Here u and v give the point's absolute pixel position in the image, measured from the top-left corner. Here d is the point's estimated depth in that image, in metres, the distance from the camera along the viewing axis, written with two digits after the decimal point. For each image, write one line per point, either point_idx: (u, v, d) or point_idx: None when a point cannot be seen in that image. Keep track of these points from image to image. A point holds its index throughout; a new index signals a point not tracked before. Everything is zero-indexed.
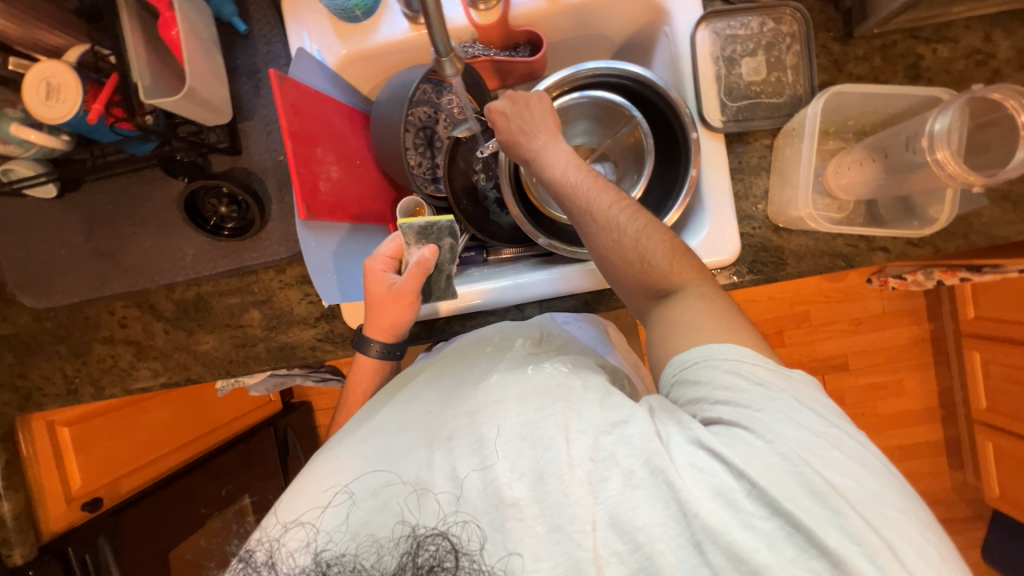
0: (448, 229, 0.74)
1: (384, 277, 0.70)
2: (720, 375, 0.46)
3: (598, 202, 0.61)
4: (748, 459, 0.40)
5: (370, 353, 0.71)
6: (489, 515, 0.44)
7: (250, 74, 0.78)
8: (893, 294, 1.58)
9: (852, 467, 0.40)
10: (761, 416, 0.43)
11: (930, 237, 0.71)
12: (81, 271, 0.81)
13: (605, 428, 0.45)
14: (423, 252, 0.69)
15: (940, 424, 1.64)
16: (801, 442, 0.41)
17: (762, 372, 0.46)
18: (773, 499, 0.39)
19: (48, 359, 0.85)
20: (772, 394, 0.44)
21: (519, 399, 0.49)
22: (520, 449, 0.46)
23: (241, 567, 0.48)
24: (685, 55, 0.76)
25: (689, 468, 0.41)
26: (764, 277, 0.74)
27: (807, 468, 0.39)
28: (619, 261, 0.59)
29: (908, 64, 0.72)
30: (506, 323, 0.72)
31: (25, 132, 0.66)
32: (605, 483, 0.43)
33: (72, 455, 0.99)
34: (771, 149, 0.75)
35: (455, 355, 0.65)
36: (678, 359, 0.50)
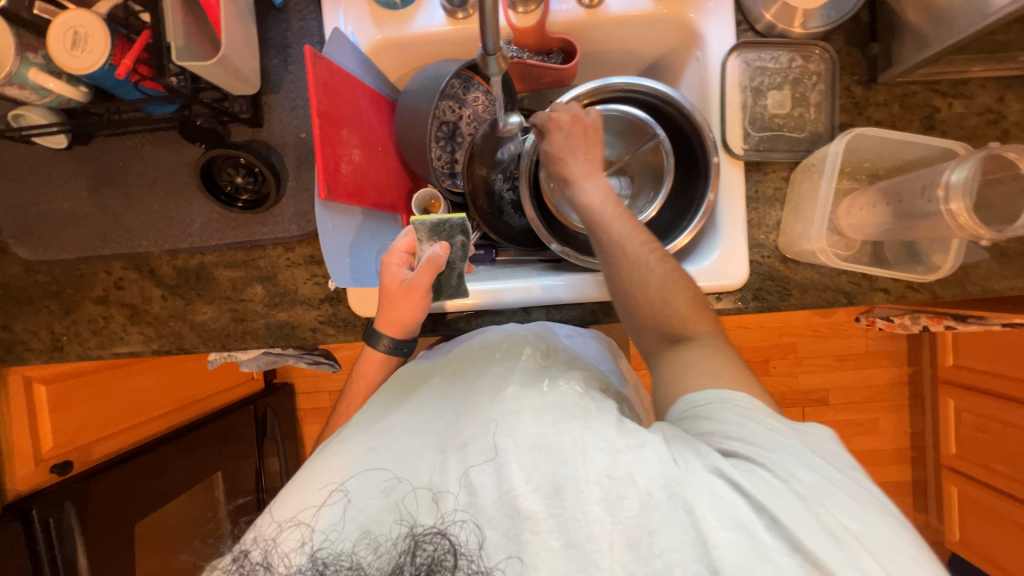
0: (460, 227, 0.71)
1: (397, 272, 0.69)
2: (733, 414, 0.47)
3: (629, 238, 0.63)
4: (769, 496, 0.41)
5: (377, 347, 0.70)
6: (504, 525, 0.44)
7: (281, 48, 0.77)
8: (878, 334, 1.63)
9: (862, 512, 0.41)
10: (777, 457, 0.44)
11: (930, 283, 0.73)
12: (83, 227, 0.79)
13: (622, 448, 0.45)
14: (434, 249, 0.67)
15: (910, 465, 1.68)
16: (815, 486, 0.42)
17: (777, 420, 0.47)
18: (795, 537, 0.39)
19: (36, 314, 0.82)
20: (782, 438, 0.46)
21: (536, 412, 0.49)
22: (535, 461, 0.45)
23: (234, 566, 0.47)
24: (714, 80, 0.77)
25: (710, 497, 0.42)
26: (768, 306, 0.76)
27: (825, 511, 0.40)
28: (639, 297, 0.61)
29: (924, 115, 0.75)
30: (512, 329, 0.72)
31: (43, 78, 0.65)
32: (622, 502, 0.43)
33: (44, 414, 0.96)
34: (788, 181, 0.77)
35: (462, 360, 0.66)
36: (691, 396, 0.51)
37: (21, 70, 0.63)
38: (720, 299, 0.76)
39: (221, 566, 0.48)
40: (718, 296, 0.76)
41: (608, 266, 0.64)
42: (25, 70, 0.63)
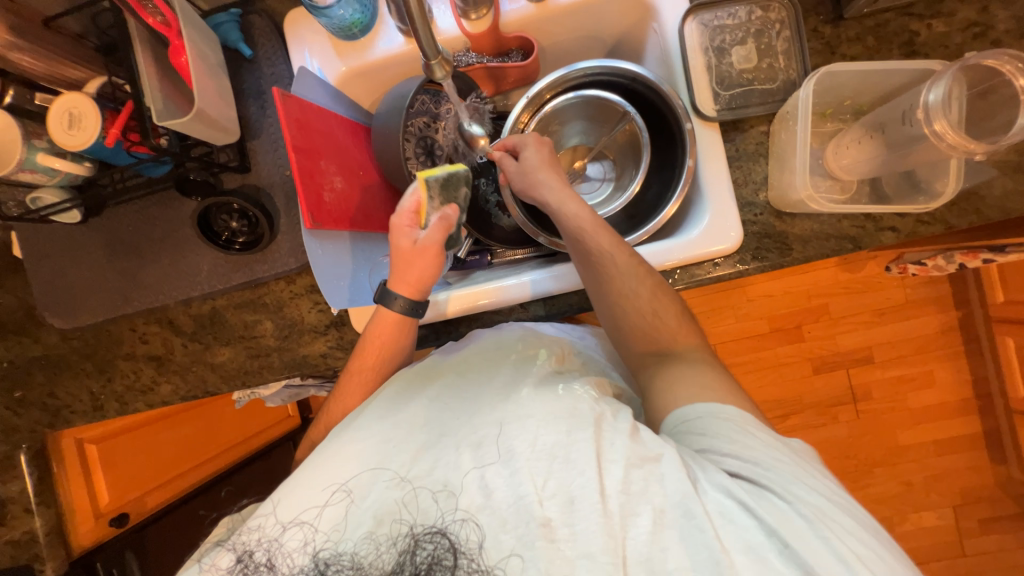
0: (463, 179, 0.74)
1: (409, 234, 0.68)
2: (726, 430, 0.50)
3: (617, 252, 0.66)
4: (776, 519, 0.44)
5: (393, 308, 0.68)
6: (519, 530, 0.46)
7: (257, 95, 0.82)
8: (914, 281, 1.53)
9: (865, 533, 0.44)
10: (778, 478, 0.46)
11: (941, 214, 0.69)
12: (105, 291, 0.85)
13: (637, 461, 0.47)
14: (447, 211, 0.69)
15: (976, 415, 1.56)
16: (819, 507, 0.45)
17: (775, 441, 0.50)
18: (804, 560, 0.42)
19: (75, 378, 0.88)
20: (782, 458, 0.48)
21: (548, 417, 0.50)
22: (551, 468, 0.47)
23: (242, 565, 0.50)
24: (675, 48, 0.76)
25: (723, 519, 0.44)
26: (770, 264, 0.73)
27: (832, 537, 0.43)
28: (629, 310, 0.65)
29: (904, 41, 0.72)
30: (528, 330, 0.71)
31: (51, 160, 0.71)
32: (636, 519, 0.45)
33: (100, 470, 1.02)
34: (768, 134, 0.75)
35: (476, 360, 0.63)
36: (681, 411, 0.54)
37: (29, 155, 0.69)
38: (717, 265, 0.74)
39: (226, 556, 0.50)
40: (715, 262, 0.74)
41: (594, 278, 0.67)
42: (34, 155, 0.70)
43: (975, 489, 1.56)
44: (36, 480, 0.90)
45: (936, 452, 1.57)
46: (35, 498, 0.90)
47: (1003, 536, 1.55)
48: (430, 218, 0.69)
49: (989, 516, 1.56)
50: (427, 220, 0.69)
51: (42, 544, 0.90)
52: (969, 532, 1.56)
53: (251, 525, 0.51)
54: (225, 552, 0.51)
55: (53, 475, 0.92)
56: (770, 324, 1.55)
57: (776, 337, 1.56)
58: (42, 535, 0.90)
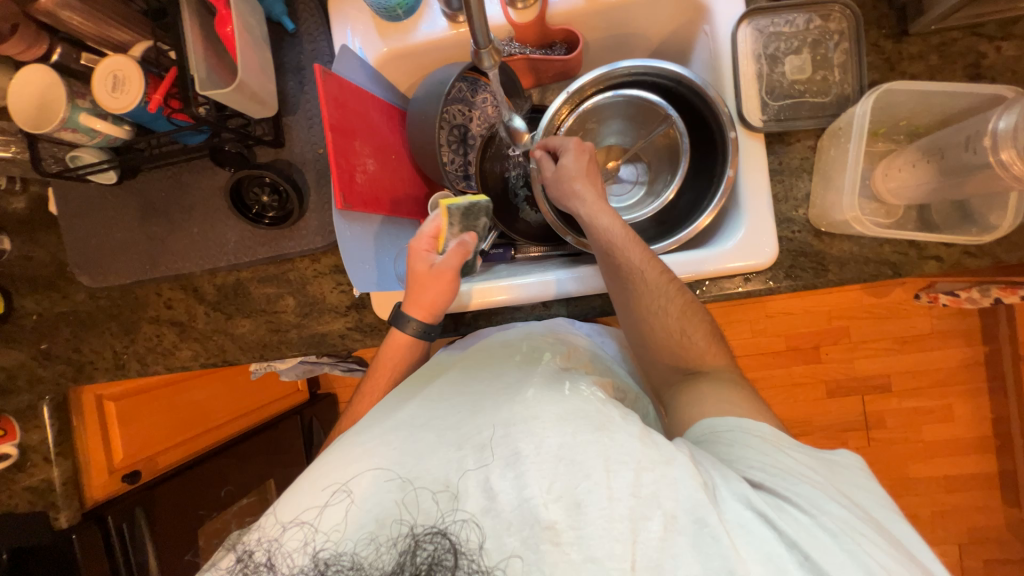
0: (484, 210, 0.76)
1: (426, 257, 0.70)
2: (755, 444, 0.51)
3: (647, 270, 0.65)
4: (799, 532, 0.42)
5: (406, 330, 0.69)
6: (523, 532, 0.45)
7: (296, 70, 0.82)
8: (943, 312, 1.48)
9: (896, 552, 0.42)
10: (803, 491, 0.46)
11: (990, 247, 0.66)
12: (134, 254, 0.86)
13: (648, 465, 0.45)
14: (466, 238, 0.71)
15: (993, 454, 1.52)
16: (847, 522, 0.44)
17: (796, 452, 0.51)
18: (825, 574, 0.41)
19: (100, 336, 0.90)
20: (808, 472, 0.49)
21: (557, 419, 0.49)
22: (556, 470, 0.46)
23: (241, 565, 0.48)
24: (726, 53, 0.74)
25: (740, 529, 0.43)
26: (803, 283, 0.71)
27: (862, 553, 0.41)
28: (654, 325, 0.65)
29: (969, 63, 0.68)
30: (534, 329, 0.72)
31: (93, 121, 0.71)
32: (646, 522, 0.43)
33: (115, 427, 1.04)
34: (815, 149, 0.72)
35: (482, 356, 0.65)
36: (710, 421, 0.56)
37: (72, 115, 0.70)
38: (748, 280, 0.72)
39: (231, 556, 0.50)
40: (746, 276, 0.72)
41: (620, 293, 0.67)
42: (76, 114, 0.70)
43: (984, 529, 1.52)
44: (56, 433, 0.93)
45: (947, 488, 1.53)
46: (53, 449, 0.93)
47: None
48: (448, 243, 0.71)
49: (995, 557, 1.52)
50: (445, 246, 0.71)
51: (58, 494, 0.93)
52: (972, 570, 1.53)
53: (253, 526, 0.51)
54: (228, 554, 0.50)
55: (72, 428, 0.96)
56: (788, 343, 1.52)
57: (793, 356, 1.53)
58: (59, 485, 0.93)
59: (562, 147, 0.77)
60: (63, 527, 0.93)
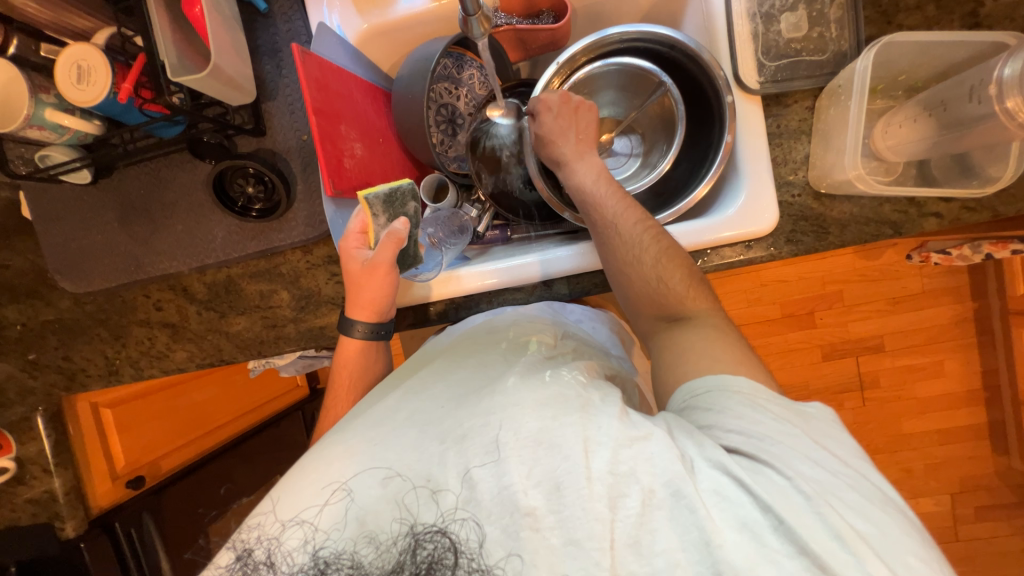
0: (411, 193, 0.71)
1: (358, 255, 0.69)
2: (732, 405, 0.49)
3: (624, 217, 0.66)
4: (774, 496, 0.41)
5: (354, 334, 0.71)
6: (503, 521, 0.44)
7: (272, 53, 0.78)
8: (934, 271, 1.50)
9: (870, 508, 0.42)
10: (778, 452, 0.45)
11: (988, 200, 0.66)
12: (118, 256, 0.83)
13: (626, 441, 0.45)
14: (394, 225, 0.67)
15: (983, 406, 1.56)
16: (822, 484, 0.43)
17: (775, 406, 0.49)
18: (801, 539, 0.40)
19: (90, 343, 0.87)
20: (787, 430, 0.47)
21: (537, 404, 0.49)
22: (536, 455, 0.46)
23: (239, 566, 0.47)
24: (719, 14, 0.72)
25: (713, 495, 0.43)
26: (805, 247, 0.71)
27: (832, 514, 0.41)
28: (634, 276, 0.63)
29: (966, 12, 0.67)
30: (522, 316, 0.71)
31: (58, 117, 0.68)
32: (623, 499, 0.43)
33: (115, 434, 1.03)
34: (813, 110, 0.71)
35: (468, 345, 0.65)
36: (690, 386, 0.53)
37: (37, 111, 0.66)
38: (750, 247, 0.71)
39: (224, 558, 0.48)
40: (747, 244, 0.71)
41: (600, 243, 0.67)
42: (41, 110, 0.67)
43: (976, 479, 1.57)
44: (52, 443, 0.90)
45: (939, 441, 1.57)
46: (52, 460, 0.90)
47: (999, 523, 1.58)
48: (377, 235, 0.69)
49: (986, 504, 1.58)
50: (376, 239, 0.69)
51: (61, 504, 0.91)
52: (965, 518, 1.59)
53: (251, 523, 0.49)
54: (225, 551, 0.49)
55: (68, 438, 0.93)
56: (783, 310, 1.53)
57: (790, 323, 1.54)
58: (61, 495, 0.91)
59: (541, 101, 0.76)
60: (70, 537, 0.92)
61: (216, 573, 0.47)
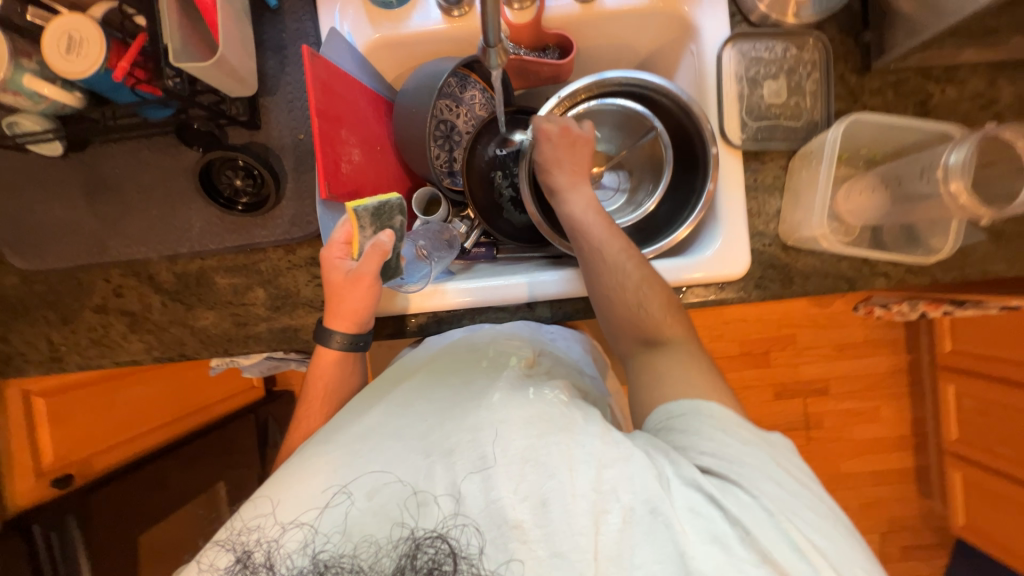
0: (400, 208, 0.70)
1: (341, 265, 0.68)
2: (705, 427, 0.50)
3: (610, 245, 0.69)
4: (743, 511, 0.44)
5: (331, 345, 0.70)
6: (491, 533, 0.45)
7: (277, 50, 0.77)
8: (876, 323, 1.63)
9: (826, 527, 0.46)
10: (748, 473, 0.47)
11: (929, 267, 0.74)
12: (80, 235, 0.78)
13: (608, 462, 0.46)
14: (380, 237, 0.66)
15: (911, 452, 1.69)
16: (784, 502, 0.45)
17: (744, 429, 0.51)
18: (764, 548, 0.42)
19: (34, 325, 0.81)
20: (753, 452, 0.49)
21: (522, 421, 0.49)
22: (522, 472, 0.46)
23: (239, 567, 0.47)
24: (711, 72, 0.78)
25: (688, 512, 0.44)
26: (771, 293, 0.76)
27: (791, 527, 0.44)
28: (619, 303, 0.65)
29: (918, 101, 0.76)
30: (500, 333, 0.72)
31: (38, 85, 0.64)
32: (606, 516, 0.45)
33: (46, 427, 0.94)
34: (786, 170, 0.77)
35: (447, 361, 0.65)
36: (667, 407, 0.54)
37: (15, 76, 0.63)
38: (723, 288, 0.76)
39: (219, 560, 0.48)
40: (720, 286, 0.76)
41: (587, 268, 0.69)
42: (19, 76, 0.64)
43: (902, 520, 1.70)
44: None
45: (873, 483, 1.69)
46: None
47: (919, 563, 1.70)
48: (363, 246, 0.68)
49: (910, 544, 1.69)
50: (360, 249, 0.68)
51: None
52: (891, 557, 1.69)
53: (248, 525, 0.49)
54: (222, 555, 0.48)
55: None
56: (741, 348, 1.62)
57: (746, 361, 1.62)
58: None
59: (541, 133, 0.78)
60: None
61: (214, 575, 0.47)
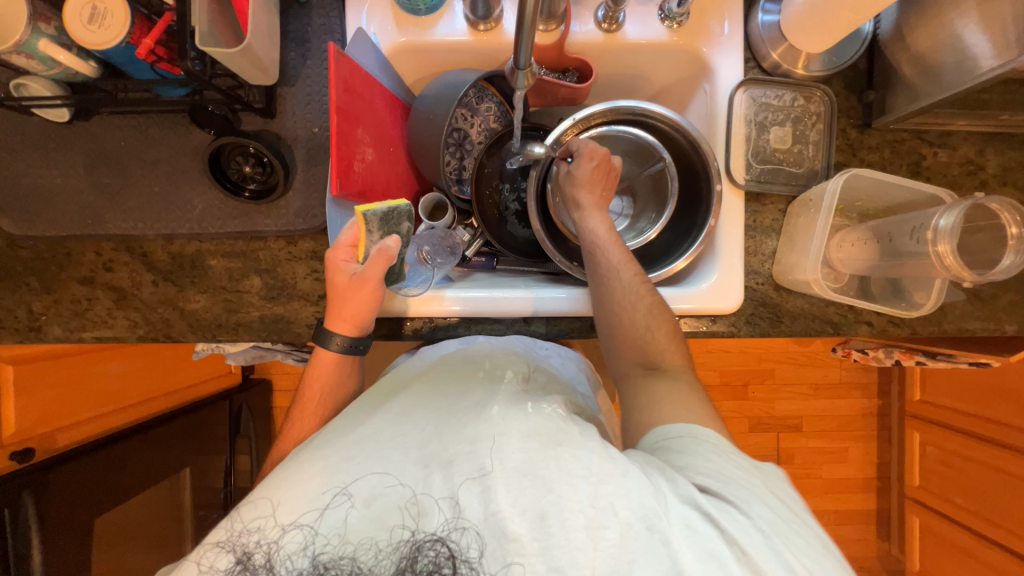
0: (406, 214, 0.71)
1: (346, 267, 0.68)
2: (701, 449, 0.52)
3: (627, 271, 0.70)
4: (739, 531, 0.45)
5: (331, 346, 0.70)
6: (490, 545, 0.45)
7: (301, 42, 0.78)
8: (851, 366, 1.68)
9: (822, 557, 0.45)
10: (743, 495, 0.48)
11: (910, 319, 0.77)
12: (74, 204, 0.76)
13: (605, 478, 0.46)
14: (387, 242, 0.66)
15: (875, 494, 1.73)
16: (778, 527, 0.46)
17: (738, 457, 0.52)
18: (759, 569, 0.43)
19: (14, 291, 0.78)
20: (748, 478, 0.50)
21: (522, 434, 0.50)
22: (521, 486, 0.47)
23: (239, 568, 0.47)
24: (722, 112, 0.81)
25: (684, 528, 0.45)
26: (759, 330, 0.79)
27: (786, 551, 0.44)
28: (624, 321, 0.67)
29: (912, 161, 0.80)
30: (497, 347, 0.73)
31: (54, 51, 0.63)
32: (604, 531, 0.45)
33: (10, 395, 0.91)
34: (784, 214, 0.80)
35: (446, 371, 0.66)
36: (662, 429, 0.56)
37: (31, 39, 0.62)
38: (714, 321, 0.78)
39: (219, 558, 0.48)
40: (712, 318, 0.78)
41: (599, 285, 0.71)
42: (36, 40, 0.62)
43: (860, 560, 1.74)
44: None
45: (836, 521, 1.73)
46: None
47: None
48: (369, 250, 0.67)
49: None
50: (366, 253, 0.67)
51: None
52: None
53: (248, 525, 0.48)
54: (221, 555, 0.48)
55: None
56: (722, 378, 1.65)
57: (726, 392, 1.65)
58: None
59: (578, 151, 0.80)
60: None
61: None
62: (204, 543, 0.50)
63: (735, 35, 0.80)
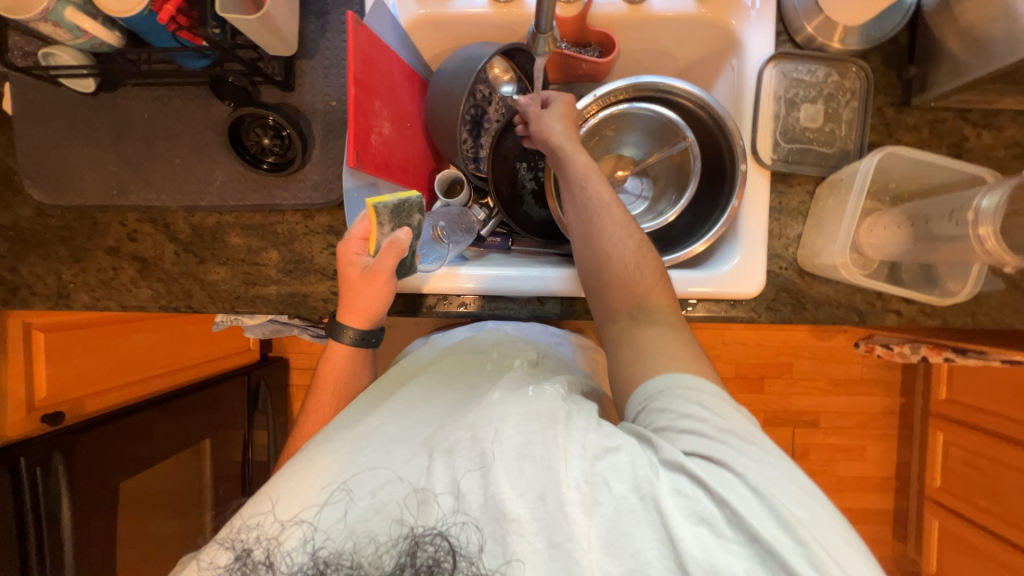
0: (418, 206, 0.67)
1: (358, 261, 0.67)
2: (681, 404, 0.49)
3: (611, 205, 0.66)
4: (725, 489, 0.43)
5: (343, 339, 0.70)
6: (489, 525, 0.45)
7: (320, 14, 0.77)
8: (874, 362, 1.63)
9: (808, 500, 0.44)
10: (725, 447, 0.46)
11: (941, 309, 0.74)
12: (101, 175, 0.78)
13: (599, 454, 0.46)
14: (397, 235, 0.63)
15: (892, 494, 1.69)
16: (765, 476, 0.44)
17: (715, 401, 0.49)
18: (749, 527, 0.42)
19: (44, 259, 0.80)
20: (728, 426, 0.48)
21: (520, 417, 0.49)
22: (520, 468, 0.46)
23: (239, 565, 0.48)
24: (751, 88, 0.78)
25: (674, 494, 0.44)
26: (781, 317, 0.76)
27: (774, 502, 0.42)
28: (609, 261, 0.63)
29: (953, 142, 0.75)
30: (505, 337, 0.75)
31: (80, 19, 0.64)
32: (597, 505, 0.44)
33: (42, 361, 0.94)
34: (812, 196, 0.77)
35: (455, 362, 0.69)
36: (645, 388, 0.53)
37: (58, 7, 0.62)
38: (734, 306, 0.76)
39: (219, 552, 0.50)
40: (732, 303, 0.76)
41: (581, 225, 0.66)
42: (62, 8, 0.62)
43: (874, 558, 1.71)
44: None
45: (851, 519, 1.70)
46: None
47: None
48: (380, 243, 0.66)
49: None
50: (378, 246, 0.66)
51: None
52: None
53: (249, 522, 0.50)
54: (222, 551, 0.50)
55: None
56: (738, 371, 1.62)
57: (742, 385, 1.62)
58: None
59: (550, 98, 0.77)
60: None
61: (215, 572, 0.48)
62: (208, 541, 0.52)
63: (767, 8, 0.76)
